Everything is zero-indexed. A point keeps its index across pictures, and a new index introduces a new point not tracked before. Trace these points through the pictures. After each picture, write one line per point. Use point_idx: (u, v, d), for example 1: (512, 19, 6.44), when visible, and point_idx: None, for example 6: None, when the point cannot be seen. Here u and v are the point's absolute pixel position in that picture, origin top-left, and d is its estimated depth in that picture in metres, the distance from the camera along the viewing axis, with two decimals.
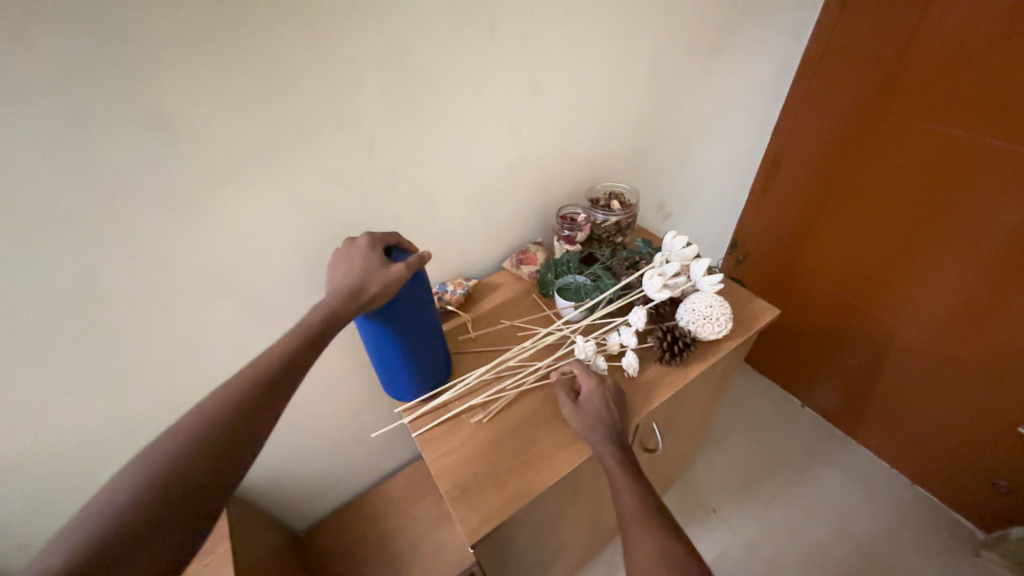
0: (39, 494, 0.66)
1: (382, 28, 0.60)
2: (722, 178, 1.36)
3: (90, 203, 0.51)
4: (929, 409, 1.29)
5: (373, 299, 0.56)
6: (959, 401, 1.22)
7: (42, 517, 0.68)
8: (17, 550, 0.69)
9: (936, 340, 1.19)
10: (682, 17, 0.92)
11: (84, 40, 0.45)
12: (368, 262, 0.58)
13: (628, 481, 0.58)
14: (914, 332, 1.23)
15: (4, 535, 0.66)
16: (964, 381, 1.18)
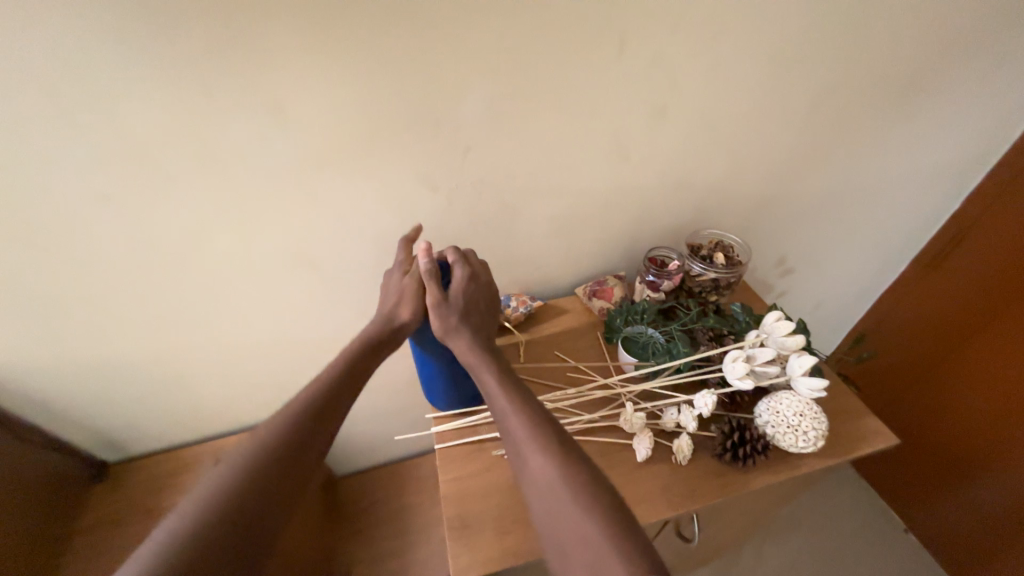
0: (136, 387, 0.79)
1: (499, 37, 0.57)
2: (873, 244, 1.12)
3: (205, 164, 0.57)
4: None
5: (404, 327, 0.58)
6: None
7: (135, 404, 0.81)
8: (112, 423, 0.84)
9: None
10: (871, 53, 0.74)
11: (223, 24, 0.49)
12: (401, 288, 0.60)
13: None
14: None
15: (107, 409, 0.81)
16: None
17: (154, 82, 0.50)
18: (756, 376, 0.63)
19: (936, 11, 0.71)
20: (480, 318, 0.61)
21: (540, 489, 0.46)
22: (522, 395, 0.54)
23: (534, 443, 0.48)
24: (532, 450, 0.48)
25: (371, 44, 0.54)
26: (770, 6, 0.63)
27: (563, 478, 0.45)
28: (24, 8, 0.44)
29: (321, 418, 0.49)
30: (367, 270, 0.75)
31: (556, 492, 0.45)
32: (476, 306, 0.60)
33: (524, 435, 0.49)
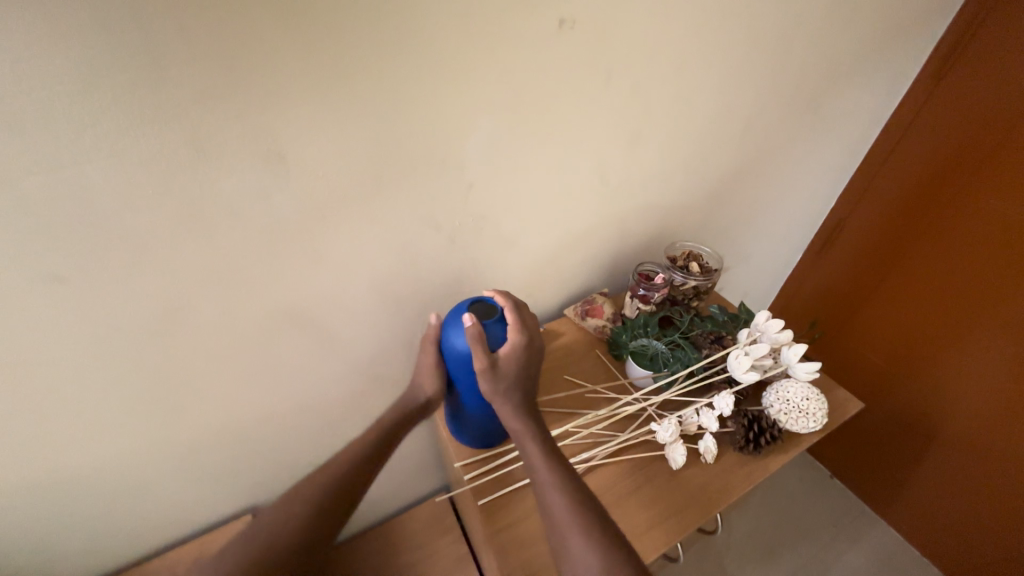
0: (59, 503, 0.62)
1: (505, 75, 0.57)
2: (784, 238, 1.32)
3: (177, 219, 0.48)
4: (960, 495, 1.20)
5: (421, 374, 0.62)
6: (988, 488, 1.13)
7: (54, 526, 0.63)
8: (11, 559, 0.63)
9: (975, 420, 1.11)
10: (784, 83, 0.88)
11: (218, 69, 0.43)
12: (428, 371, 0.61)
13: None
14: (956, 423, 1.15)
15: (12, 540, 0.62)
16: (1004, 469, 1.09)
17: (125, 135, 0.42)
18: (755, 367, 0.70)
19: (824, 50, 0.89)
20: (526, 379, 0.59)
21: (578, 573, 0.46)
22: (564, 470, 0.53)
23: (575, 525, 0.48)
24: (574, 537, 0.48)
25: (379, 84, 0.51)
26: (718, 45, 0.73)
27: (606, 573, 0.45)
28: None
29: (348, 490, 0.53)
30: (363, 319, 0.69)
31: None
32: (524, 369, 0.59)
33: (564, 519, 0.49)
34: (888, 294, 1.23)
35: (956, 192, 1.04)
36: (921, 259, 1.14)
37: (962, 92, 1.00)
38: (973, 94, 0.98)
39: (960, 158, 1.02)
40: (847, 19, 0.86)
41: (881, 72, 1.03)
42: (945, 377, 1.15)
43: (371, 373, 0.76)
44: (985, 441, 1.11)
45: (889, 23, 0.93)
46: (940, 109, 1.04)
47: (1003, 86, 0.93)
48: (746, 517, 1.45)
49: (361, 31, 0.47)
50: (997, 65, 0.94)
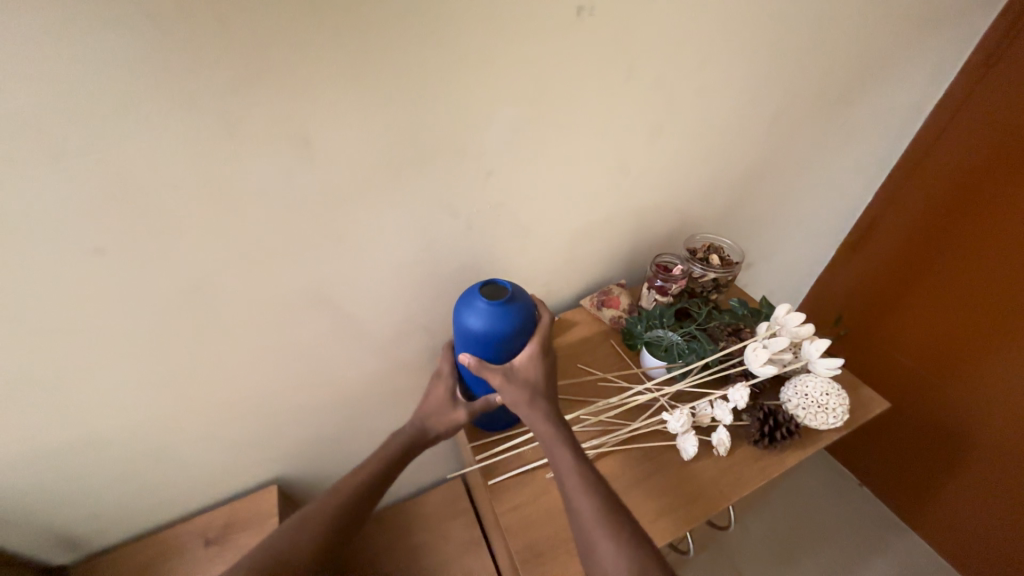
0: (105, 463, 0.67)
1: (524, 63, 0.58)
2: (814, 235, 1.27)
3: (211, 200, 0.52)
4: (995, 510, 1.14)
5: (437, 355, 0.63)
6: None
7: (100, 483, 0.69)
8: (64, 511, 0.70)
9: (1012, 431, 1.05)
10: (817, 72, 0.85)
11: (252, 57, 0.46)
12: (454, 418, 0.63)
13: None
14: (998, 433, 1.08)
15: (65, 494, 0.68)
16: None
17: (166, 117, 0.45)
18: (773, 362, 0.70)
19: (861, 38, 0.85)
20: (548, 386, 0.62)
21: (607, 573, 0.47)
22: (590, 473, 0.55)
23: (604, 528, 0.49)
24: (601, 538, 0.49)
25: (401, 72, 0.52)
26: (746, 32, 0.71)
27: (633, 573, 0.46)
28: (23, 40, 0.38)
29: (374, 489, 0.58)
30: (383, 302, 0.72)
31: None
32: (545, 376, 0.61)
33: (591, 521, 0.50)
34: (922, 295, 1.18)
35: (996, 184, 0.98)
36: (960, 258, 1.07)
37: (1008, 82, 0.94)
38: (1018, 85, 0.92)
39: (1000, 154, 0.96)
40: (888, 4, 0.82)
41: (924, 61, 0.98)
42: (981, 385, 1.09)
43: (390, 355, 0.79)
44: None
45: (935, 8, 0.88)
46: (985, 101, 0.98)
47: None
48: (765, 520, 1.42)
49: (384, 19, 0.49)
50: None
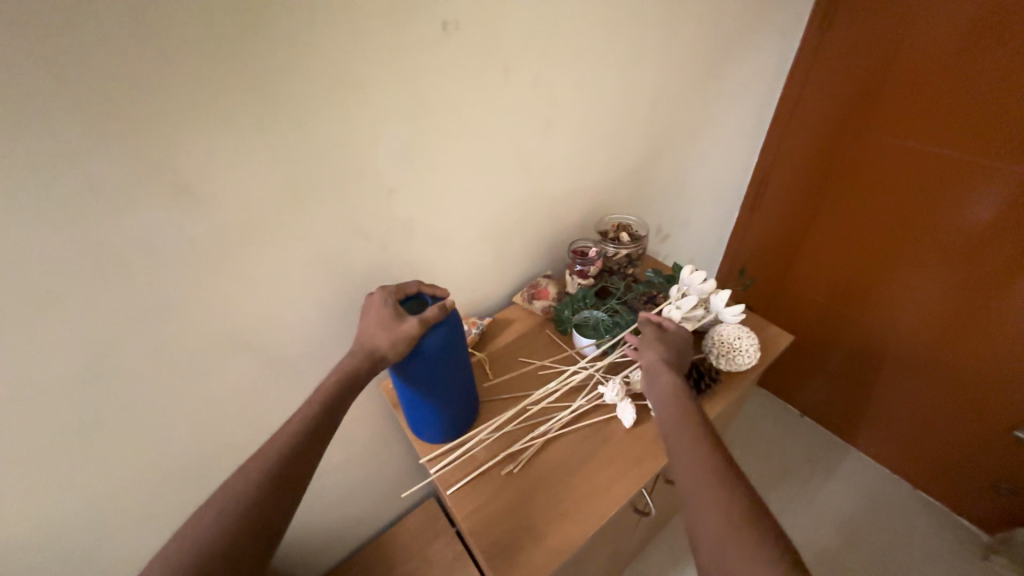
0: (20, 574, 0.60)
1: (405, 80, 0.60)
2: (717, 200, 1.39)
3: (94, 264, 0.49)
4: (915, 409, 1.30)
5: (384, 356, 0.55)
6: (938, 397, 1.23)
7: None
8: None
9: (922, 340, 1.20)
10: (681, 54, 0.94)
11: (108, 111, 0.44)
12: (403, 329, 0.55)
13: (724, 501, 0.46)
14: (907, 344, 1.24)
15: None
16: (951, 378, 1.19)
17: (20, 185, 0.43)
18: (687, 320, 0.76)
19: (711, 19, 0.95)
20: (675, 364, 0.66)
21: (705, 533, 0.46)
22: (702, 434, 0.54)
23: (706, 485, 0.48)
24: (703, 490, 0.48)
25: (277, 105, 0.53)
26: (608, 27, 0.78)
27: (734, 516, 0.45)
28: None
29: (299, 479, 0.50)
30: (308, 337, 0.70)
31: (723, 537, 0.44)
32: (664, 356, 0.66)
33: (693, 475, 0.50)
34: (824, 238, 1.32)
35: (860, 130, 1.14)
36: (850, 200, 1.22)
37: (848, 43, 1.08)
38: (858, 43, 1.07)
39: (861, 103, 1.11)
40: None
41: (772, 33, 1.10)
42: (888, 306, 1.24)
43: None
44: (930, 353, 1.20)
45: None
46: (833, 60, 1.13)
47: (886, 29, 1.01)
48: None
49: (251, 57, 0.49)
50: (864, 14, 1.04)
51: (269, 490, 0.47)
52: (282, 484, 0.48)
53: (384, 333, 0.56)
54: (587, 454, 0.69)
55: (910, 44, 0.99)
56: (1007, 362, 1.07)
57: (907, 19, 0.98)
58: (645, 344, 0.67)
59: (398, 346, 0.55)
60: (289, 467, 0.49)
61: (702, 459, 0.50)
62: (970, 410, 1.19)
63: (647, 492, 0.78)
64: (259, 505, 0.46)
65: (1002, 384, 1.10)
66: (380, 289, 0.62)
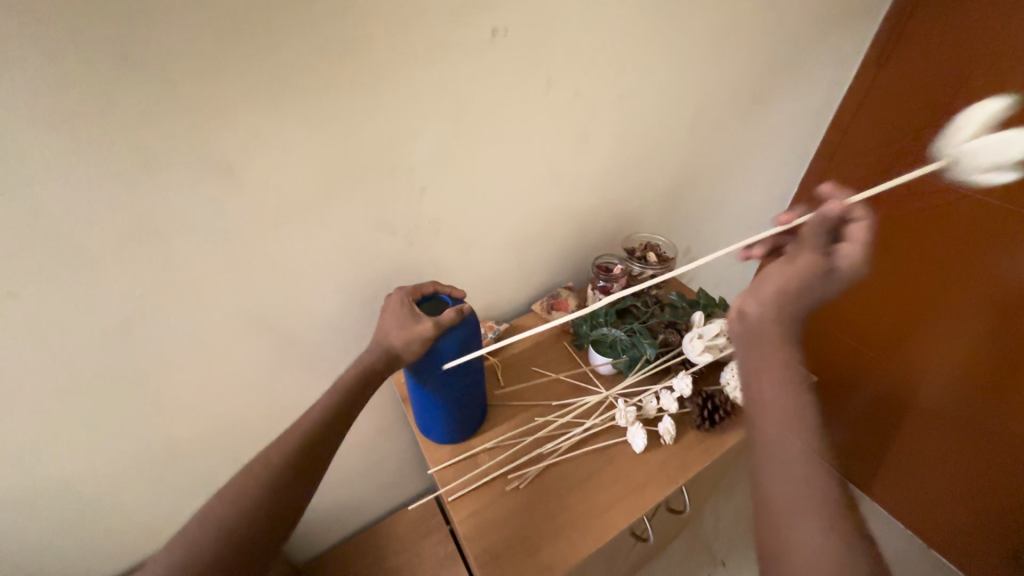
0: (31, 522, 0.63)
1: (447, 81, 0.61)
2: (750, 227, 1.35)
3: (137, 236, 0.51)
4: (940, 472, 1.23)
5: (398, 354, 0.55)
6: (967, 464, 1.16)
7: (26, 545, 0.64)
8: None
9: (955, 401, 1.14)
10: (727, 76, 0.92)
11: (161, 91, 0.46)
12: (418, 331, 0.55)
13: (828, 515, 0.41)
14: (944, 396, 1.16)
15: None
16: (982, 444, 1.12)
17: (78, 155, 0.45)
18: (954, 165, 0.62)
19: (762, 44, 0.93)
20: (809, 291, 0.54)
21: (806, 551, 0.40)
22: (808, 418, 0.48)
23: (815, 494, 0.43)
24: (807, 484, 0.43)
25: (321, 98, 0.54)
26: (655, 43, 0.77)
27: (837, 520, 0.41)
28: None
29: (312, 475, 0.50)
30: (328, 324, 0.71)
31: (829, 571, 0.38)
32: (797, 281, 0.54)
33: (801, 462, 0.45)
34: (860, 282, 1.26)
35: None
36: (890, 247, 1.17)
37: (899, 85, 1.06)
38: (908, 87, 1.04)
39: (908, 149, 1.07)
40: (782, 14, 0.90)
41: (824, 62, 1.07)
42: (921, 361, 1.18)
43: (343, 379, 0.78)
44: (961, 411, 1.13)
45: (825, 17, 0.97)
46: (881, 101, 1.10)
47: (940, 73, 0.98)
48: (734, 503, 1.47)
49: (300, 48, 0.50)
50: (928, 45, 0.99)
51: (281, 472, 0.48)
52: (289, 468, 0.48)
53: (399, 332, 0.56)
54: (592, 473, 0.68)
55: (982, 71, 0.91)
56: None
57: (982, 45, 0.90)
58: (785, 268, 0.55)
59: (411, 347, 0.55)
60: (302, 452, 0.50)
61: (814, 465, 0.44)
62: (999, 475, 1.11)
63: (647, 518, 0.76)
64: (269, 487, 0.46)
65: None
66: (399, 287, 0.61)
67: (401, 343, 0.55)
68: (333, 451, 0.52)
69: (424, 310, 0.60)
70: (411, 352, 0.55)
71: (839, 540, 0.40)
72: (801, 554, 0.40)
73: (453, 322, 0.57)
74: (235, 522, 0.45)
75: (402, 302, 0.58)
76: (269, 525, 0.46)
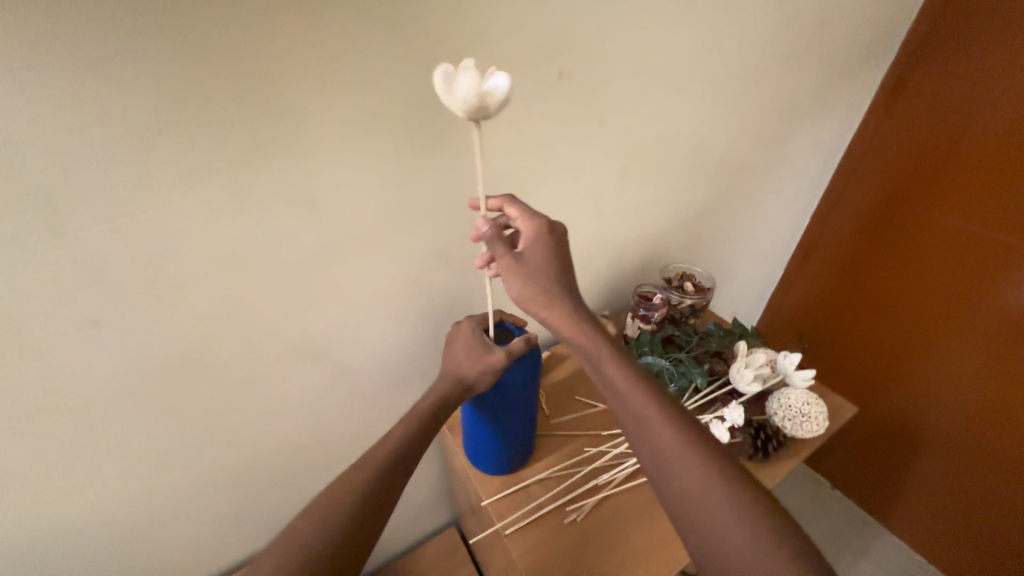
0: (69, 556, 0.60)
1: (514, 120, 0.64)
2: (767, 259, 1.38)
3: (216, 263, 0.52)
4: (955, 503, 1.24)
5: (474, 385, 0.55)
6: (976, 495, 1.18)
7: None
8: None
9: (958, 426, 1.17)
10: (754, 118, 0.97)
11: (259, 123, 0.48)
12: (490, 361, 0.55)
13: (687, 446, 0.45)
14: (959, 418, 1.16)
15: None
16: (983, 470, 1.15)
17: (177, 186, 0.47)
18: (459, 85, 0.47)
19: (785, 89, 0.98)
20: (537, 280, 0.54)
21: (681, 482, 0.44)
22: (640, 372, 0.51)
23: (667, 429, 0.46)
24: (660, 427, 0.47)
25: (400, 132, 0.57)
26: (694, 88, 0.81)
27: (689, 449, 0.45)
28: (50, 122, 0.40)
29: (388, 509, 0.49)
30: (380, 352, 0.71)
31: (700, 497, 0.43)
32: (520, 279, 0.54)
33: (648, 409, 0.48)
34: (862, 305, 1.30)
35: (922, 195, 1.12)
36: (885, 272, 1.23)
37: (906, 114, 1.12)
38: (912, 118, 1.11)
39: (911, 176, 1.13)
40: (804, 60, 0.97)
41: (839, 104, 1.13)
42: (921, 385, 1.22)
43: (388, 409, 0.76)
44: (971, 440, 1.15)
45: (841, 64, 1.04)
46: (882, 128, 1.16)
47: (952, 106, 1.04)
48: None
49: (386, 89, 0.53)
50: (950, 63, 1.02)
51: (361, 501, 0.47)
52: (363, 501, 0.47)
53: (471, 362, 0.56)
54: (648, 506, 0.68)
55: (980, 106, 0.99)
56: None
57: (987, 88, 0.98)
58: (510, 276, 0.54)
59: (484, 377, 0.55)
60: (380, 482, 0.49)
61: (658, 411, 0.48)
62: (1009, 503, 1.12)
63: None
64: (349, 519, 0.46)
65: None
66: (466, 316, 0.61)
67: (476, 375, 0.55)
68: (405, 481, 0.51)
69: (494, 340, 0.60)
70: (484, 383, 0.55)
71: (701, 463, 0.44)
72: (682, 492, 0.44)
73: (524, 352, 0.57)
74: (316, 555, 0.43)
75: (472, 332, 0.58)
76: (351, 559, 0.44)
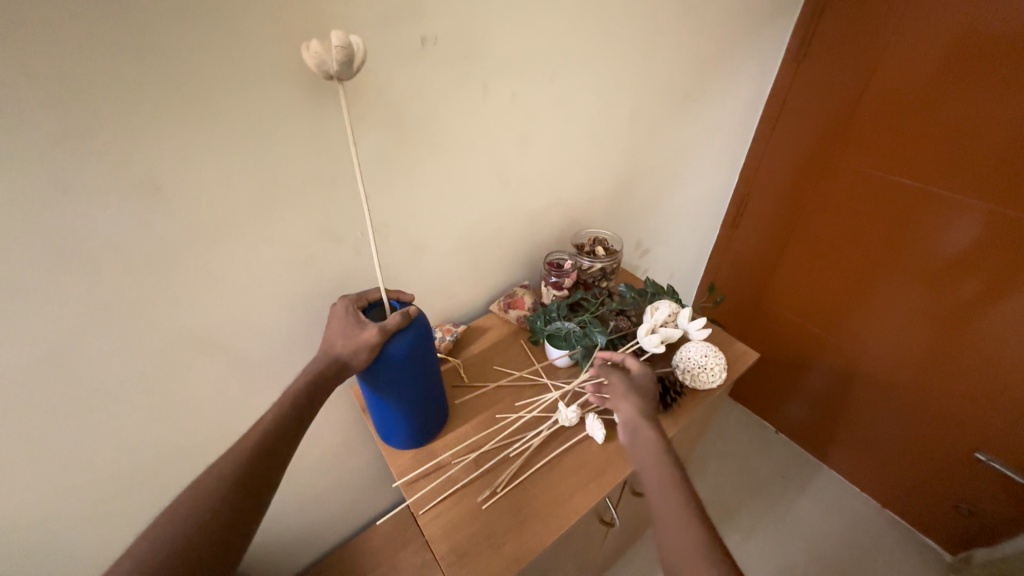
0: None
1: (384, 91, 0.62)
2: (699, 220, 1.40)
3: (63, 262, 0.49)
4: (885, 432, 1.34)
5: (348, 360, 0.57)
6: (905, 424, 1.28)
7: None
8: None
9: (892, 366, 1.24)
10: (658, 77, 0.97)
11: (73, 109, 0.44)
12: (364, 338, 0.56)
13: (688, 511, 0.52)
14: (897, 357, 1.23)
15: None
16: (918, 404, 1.23)
17: None
18: (346, 66, 0.50)
19: (688, 47, 0.98)
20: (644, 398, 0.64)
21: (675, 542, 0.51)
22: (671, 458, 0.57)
23: (676, 498, 0.53)
24: (670, 498, 0.54)
25: (249, 111, 0.54)
26: (584, 48, 0.80)
27: (689, 517, 0.52)
28: None
29: (268, 490, 0.50)
30: (279, 339, 0.71)
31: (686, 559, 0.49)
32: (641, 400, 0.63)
33: (665, 489, 0.54)
34: (803, 257, 1.34)
35: (849, 148, 1.15)
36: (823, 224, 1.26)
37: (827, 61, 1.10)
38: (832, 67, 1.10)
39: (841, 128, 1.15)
40: (704, 16, 0.96)
41: (752, 59, 1.13)
42: (859, 330, 1.28)
43: None
44: (903, 379, 1.24)
45: (745, 18, 1.03)
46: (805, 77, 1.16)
47: (866, 53, 1.03)
48: (702, 484, 1.54)
49: (220, 63, 0.49)
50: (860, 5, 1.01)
51: (235, 488, 0.48)
52: (244, 483, 0.48)
53: (346, 342, 0.57)
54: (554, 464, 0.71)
55: (893, 54, 1.00)
56: (975, 390, 1.11)
57: (897, 38, 0.98)
58: (620, 395, 0.64)
59: (359, 354, 0.57)
60: (251, 466, 0.50)
61: (674, 486, 0.54)
62: (935, 426, 1.22)
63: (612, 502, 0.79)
64: (226, 500, 0.47)
65: (981, 392, 1.10)
66: (342, 298, 0.62)
67: (346, 351, 0.57)
68: (286, 462, 0.52)
69: (370, 318, 0.61)
70: (359, 360, 0.57)
71: (693, 526, 0.51)
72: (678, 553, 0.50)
73: (399, 327, 0.58)
74: (193, 535, 0.45)
75: (346, 311, 0.60)
76: (225, 537, 0.46)
